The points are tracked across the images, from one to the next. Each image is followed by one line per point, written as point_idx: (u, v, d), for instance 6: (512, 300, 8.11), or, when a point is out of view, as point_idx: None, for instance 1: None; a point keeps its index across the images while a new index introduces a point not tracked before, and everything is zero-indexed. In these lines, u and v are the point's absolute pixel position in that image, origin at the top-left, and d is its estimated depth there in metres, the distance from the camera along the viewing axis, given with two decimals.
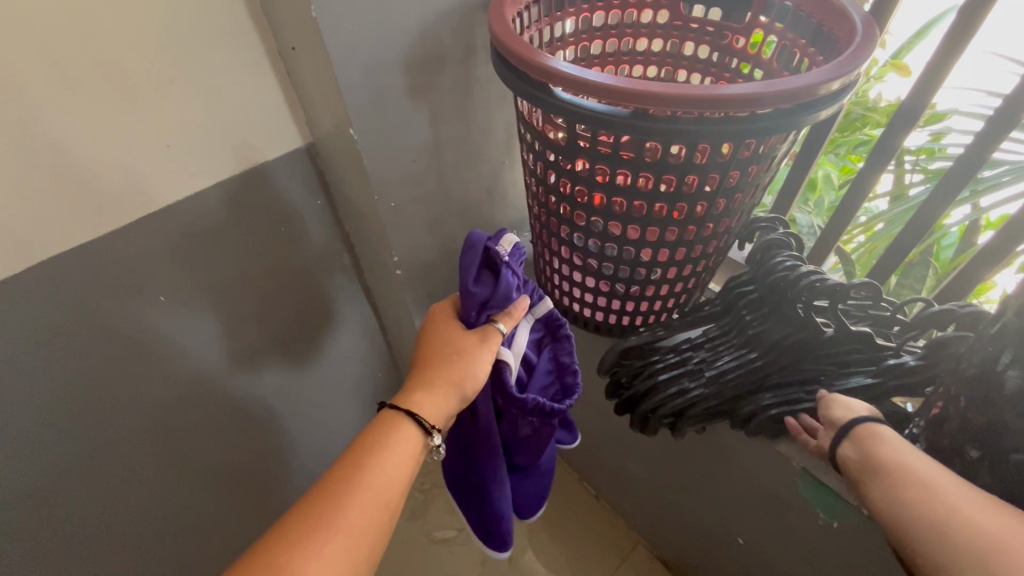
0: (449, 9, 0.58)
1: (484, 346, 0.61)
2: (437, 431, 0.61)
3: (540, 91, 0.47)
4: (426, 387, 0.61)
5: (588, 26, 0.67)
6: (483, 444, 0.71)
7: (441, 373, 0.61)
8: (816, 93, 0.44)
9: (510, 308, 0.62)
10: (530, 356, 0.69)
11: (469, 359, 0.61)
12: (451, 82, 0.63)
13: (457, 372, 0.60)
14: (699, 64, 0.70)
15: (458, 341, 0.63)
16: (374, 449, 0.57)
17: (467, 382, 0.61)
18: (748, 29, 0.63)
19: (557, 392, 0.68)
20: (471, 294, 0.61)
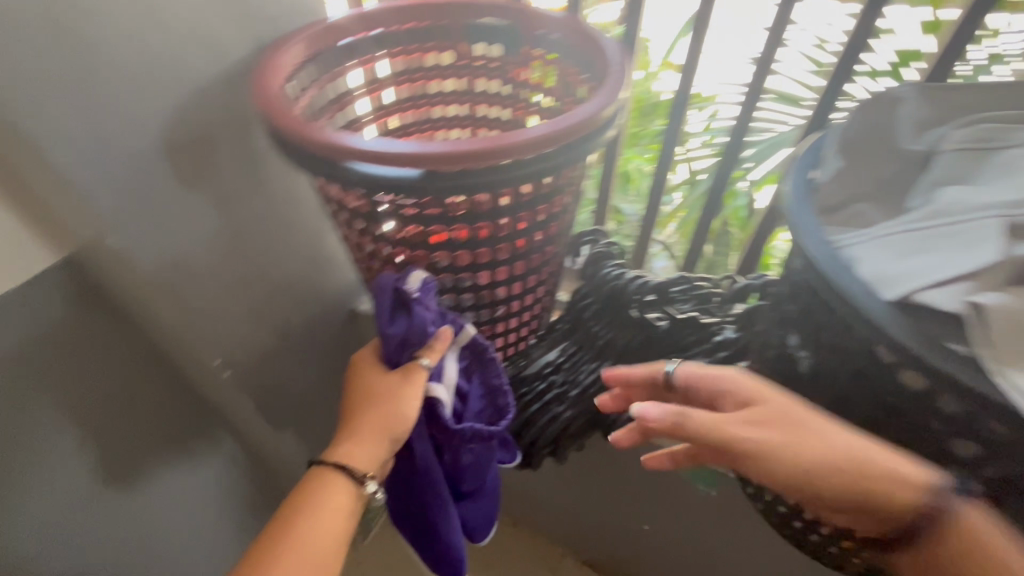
0: (205, 84, 0.52)
1: (409, 383, 0.52)
2: (371, 478, 0.53)
3: (322, 166, 0.44)
4: (352, 436, 0.53)
5: (375, 77, 0.66)
6: (428, 492, 0.58)
7: (364, 420, 0.53)
8: (590, 124, 0.46)
9: (433, 341, 0.53)
10: (460, 383, 0.58)
11: (391, 399, 0.52)
12: (232, 159, 0.57)
13: (381, 416, 0.52)
14: (495, 98, 0.71)
15: (381, 379, 0.54)
16: (298, 522, 0.51)
17: (393, 427, 0.52)
18: (528, 61, 0.66)
19: (493, 415, 0.59)
20: (387, 335, 0.53)
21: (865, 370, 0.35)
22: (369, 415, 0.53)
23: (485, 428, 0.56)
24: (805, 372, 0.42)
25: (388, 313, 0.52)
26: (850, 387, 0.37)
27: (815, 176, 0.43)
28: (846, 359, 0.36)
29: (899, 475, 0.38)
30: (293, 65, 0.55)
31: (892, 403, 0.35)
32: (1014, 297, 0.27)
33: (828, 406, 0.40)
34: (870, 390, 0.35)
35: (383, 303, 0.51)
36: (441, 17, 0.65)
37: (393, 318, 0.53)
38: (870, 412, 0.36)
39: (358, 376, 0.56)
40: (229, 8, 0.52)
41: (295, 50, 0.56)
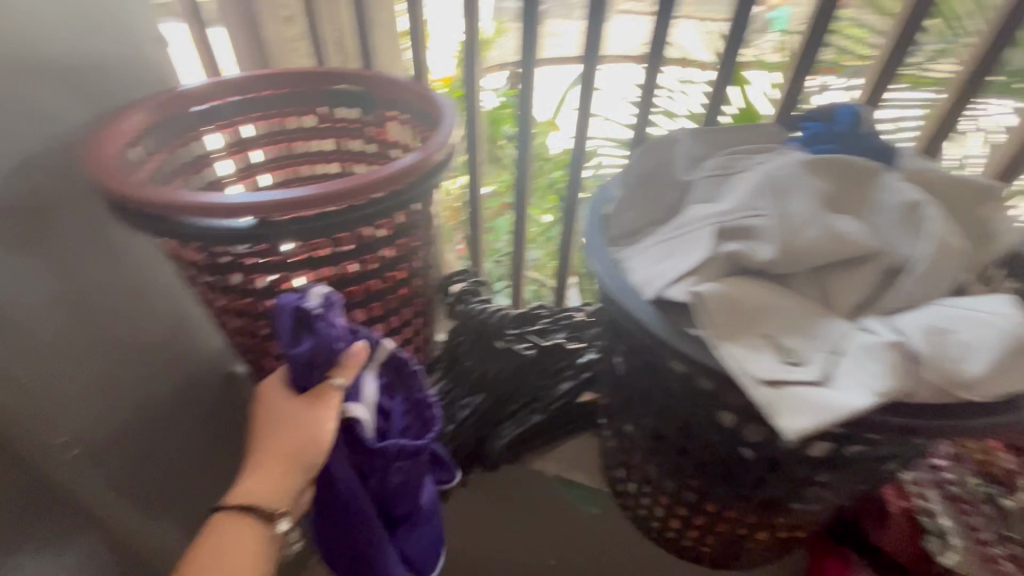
0: (34, 153, 0.52)
1: (320, 402, 0.48)
2: (283, 516, 0.49)
3: (154, 222, 0.45)
4: (261, 470, 0.49)
5: (237, 140, 0.70)
6: (356, 522, 0.52)
7: (275, 446, 0.49)
8: (419, 169, 0.51)
9: (343, 359, 0.49)
10: (382, 402, 0.56)
11: (300, 425, 0.48)
12: (70, 225, 0.56)
13: (294, 440, 0.48)
14: (360, 156, 0.75)
15: (288, 406, 0.49)
16: (202, 570, 0.46)
17: (305, 454, 0.48)
18: (383, 122, 0.71)
19: (419, 429, 0.57)
20: (292, 358, 0.47)
21: (654, 364, 0.40)
22: (280, 440, 0.49)
23: (411, 441, 0.54)
24: (622, 375, 0.47)
25: (291, 336, 0.48)
26: (649, 381, 0.42)
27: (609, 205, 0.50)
28: (641, 356, 0.42)
29: (701, 454, 0.43)
30: (135, 131, 0.57)
31: (676, 389, 0.40)
32: (721, 286, 0.33)
33: (640, 402, 0.45)
34: (660, 380, 0.41)
35: (284, 327, 0.47)
36: (298, 83, 0.69)
37: (297, 340, 0.48)
38: (666, 401, 0.42)
39: (264, 405, 0.51)
40: (60, 80, 0.53)
41: (139, 116, 0.58)
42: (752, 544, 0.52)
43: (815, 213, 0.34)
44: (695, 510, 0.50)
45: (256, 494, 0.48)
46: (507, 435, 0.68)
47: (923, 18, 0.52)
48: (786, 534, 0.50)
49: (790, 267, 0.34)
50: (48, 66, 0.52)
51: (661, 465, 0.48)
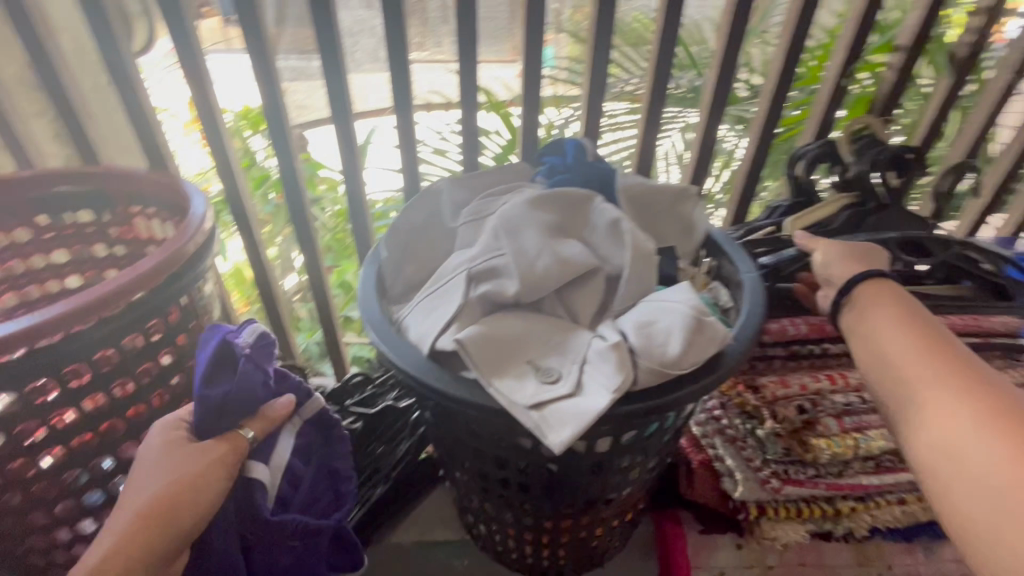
0: None
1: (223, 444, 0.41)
2: None
3: None
4: (117, 530, 0.36)
5: None
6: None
7: (152, 499, 0.37)
8: (167, 269, 0.46)
9: (268, 408, 0.44)
10: (294, 467, 0.47)
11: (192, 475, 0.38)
12: None
13: (182, 490, 0.38)
14: (106, 261, 0.65)
15: (178, 452, 0.39)
16: None
17: (186, 510, 0.37)
18: (125, 219, 0.62)
19: (327, 506, 0.49)
20: (202, 398, 0.40)
21: (454, 412, 0.41)
22: (162, 492, 0.37)
23: (314, 522, 0.46)
24: (435, 427, 0.47)
25: (205, 372, 0.41)
26: (456, 426, 0.43)
27: (384, 265, 0.50)
28: (440, 408, 0.42)
29: (521, 479, 0.45)
30: None
31: (479, 428, 0.41)
32: (478, 328, 0.36)
33: (457, 447, 0.46)
34: (464, 423, 0.41)
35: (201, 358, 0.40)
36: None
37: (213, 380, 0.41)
38: (477, 440, 0.43)
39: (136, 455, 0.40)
40: None
41: None
42: (598, 541, 0.55)
43: (544, 244, 0.39)
44: (539, 531, 0.52)
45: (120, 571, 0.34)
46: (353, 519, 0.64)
47: (610, 51, 0.63)
48: (619, 521, 0.54)
49: (534, 294, 0.38)
50: None
51: (497, 501, 0.49)
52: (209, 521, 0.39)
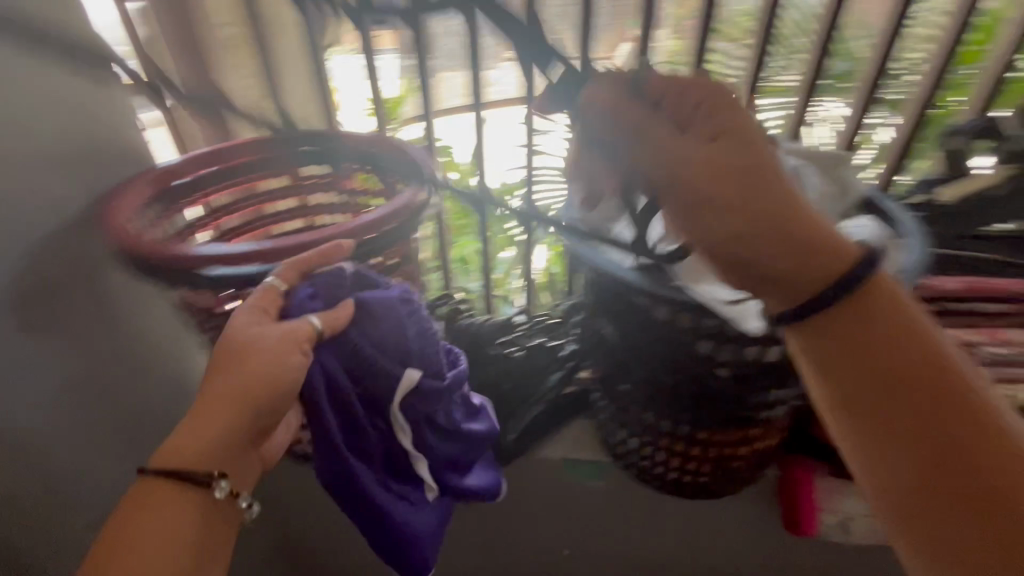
0: (48, 240, 0.55)
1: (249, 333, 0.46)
2: (221, 477, 0.44)
3: (190, 277, 0.51)
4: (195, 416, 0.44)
5: (209, 211, 0.74)
6: (353, 488, 0.54)
7: (241, 380, 0.44)
8: (417, 202, 0.59)
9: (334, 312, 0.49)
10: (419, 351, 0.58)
11: (281, 355, 0.45)
12: (84, 306, 0.59)
13: (221, 388, 0.44)
14: (329, 210, 0.81)
15: (271, 336, 0.46)
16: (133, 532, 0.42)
17: (263, 391, 0.45)
18: (353, 176, 0.77)
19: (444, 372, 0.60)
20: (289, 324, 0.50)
21: (647, 320, 0.51)
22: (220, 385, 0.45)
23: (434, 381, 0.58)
24: (614, 342, 0.57)
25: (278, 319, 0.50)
26: (643, 335, 0.52)
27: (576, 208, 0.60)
28: (635, 319, 0.52)
29: (696, 387, 0.53)
30: (139, 203, 0.61)
31: (668, 332, 0.50)
32: (681, 247, 0.46)
33: (636, 358, 0.56)
34: (654, 329, 0.51)
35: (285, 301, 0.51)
36: (266, 151, 0.75)
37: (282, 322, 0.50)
38: (664, 345, 0.52)
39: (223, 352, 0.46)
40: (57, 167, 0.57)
41: (141, 189, 0.62)
42: (737, 463, 0.63)
43: None
44: (689, 442, 0.61)
45: (187, 469, 0.43)
46: (512, 429, 0.77)
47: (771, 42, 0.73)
48: (759, 447, 0.61)
49: None
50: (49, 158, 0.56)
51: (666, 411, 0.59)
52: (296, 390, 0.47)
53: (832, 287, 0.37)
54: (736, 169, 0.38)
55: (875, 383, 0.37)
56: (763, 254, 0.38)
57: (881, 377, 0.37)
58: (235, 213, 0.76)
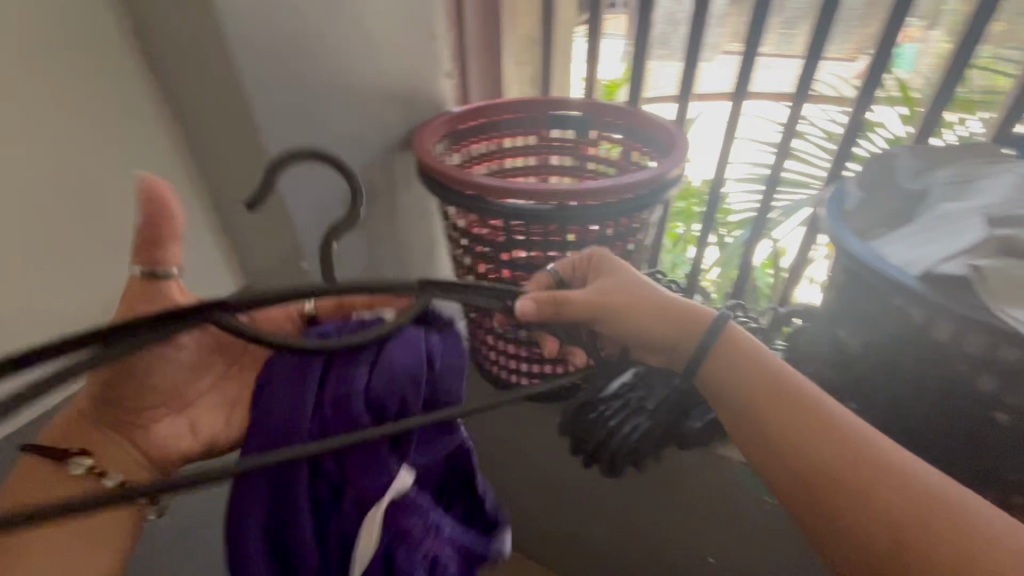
0: (376, 153, 0.69)
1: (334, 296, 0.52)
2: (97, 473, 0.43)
3: (478, 201, 0.62)
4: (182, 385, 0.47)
5: (474, 154, 0.84)
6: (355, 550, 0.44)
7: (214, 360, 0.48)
8: (667, 177, 0.64)
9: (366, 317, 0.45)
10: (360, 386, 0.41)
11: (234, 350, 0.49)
12: (382, 211, 0.73)
13: (141, 366, 0.45)
14: (565, 171, 0.89)
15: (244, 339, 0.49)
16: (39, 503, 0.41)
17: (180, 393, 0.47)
18: (597, 142, 0.86)
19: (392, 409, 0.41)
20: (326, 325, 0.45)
21: (922, 336, 0.47)
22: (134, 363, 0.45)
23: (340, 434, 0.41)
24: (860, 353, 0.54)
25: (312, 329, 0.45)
26: (906, 350, 0.49)
27: (848, 207, 0.56)
28: (900, 332, 0.49)
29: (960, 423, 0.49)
30: (441, 135, 0.74)
31: (946, 354, 0.46)
32: (1001, 263, 0.41)
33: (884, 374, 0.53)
34: (928, 347, 0.47)
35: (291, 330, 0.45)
36: (530, 110, 0.84)
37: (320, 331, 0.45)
38: (935, 367, 0.48)
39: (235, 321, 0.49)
40: (396, 97, 0.70)
41: (439, 124, 0.73)
42: None
43: None
44: None
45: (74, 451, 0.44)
46: (703, 418, 0.76)
47: None
48: None
49: None
50: (395, 90, 0.69)
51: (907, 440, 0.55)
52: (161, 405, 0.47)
53: (840, 464, 0.44)
54: (782, 410, 0.46)
55: (884, 550, 0.42)
56: (780, 466, 0.46)
57: (887, 545, 0.42)
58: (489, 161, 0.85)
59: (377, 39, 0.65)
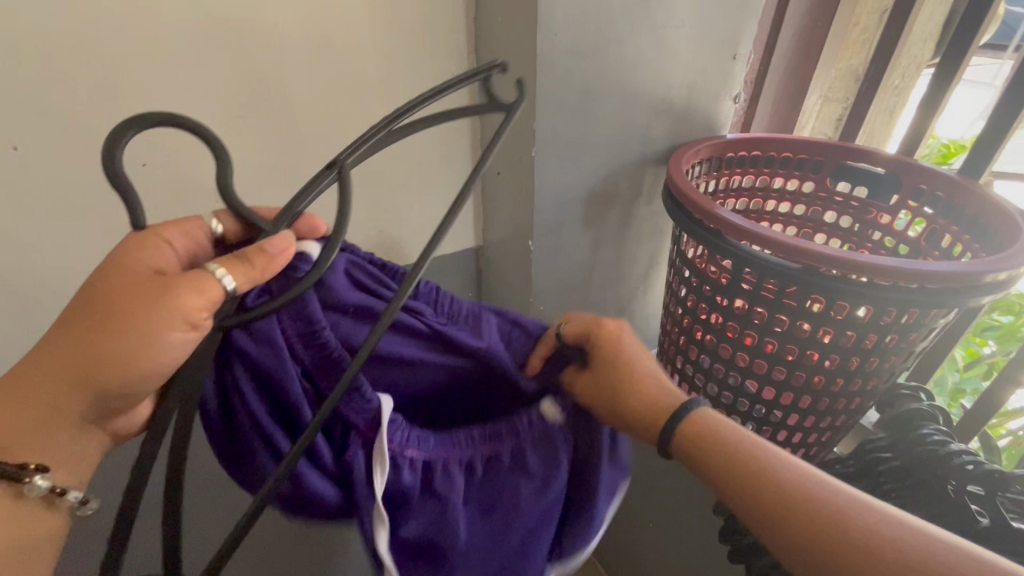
0: (628, 162, 0.70)
1: (115, 255, 0.36)
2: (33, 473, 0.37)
3: (712, 235, 0.57)
4: (17, 426, 0.36)
5: (735, 186, 0.76)
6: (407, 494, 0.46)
7: (50, 381, 0.36)
8: (979, 278, 0.49)
9: (261, 269, 0.35)
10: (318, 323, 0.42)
11: (59, 367, 0.36)
12: (615, 218, 0.74)
13: (71, 341, 0.35)
14: (840, 232, 0.75)
15: (78, 337, 0.35)
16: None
17: (144, 362, 0.36)
18: (896, 209, 0.70)
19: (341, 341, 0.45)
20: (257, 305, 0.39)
21: None
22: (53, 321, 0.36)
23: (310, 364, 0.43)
24: None
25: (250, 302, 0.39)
26: None
27: None
28: None
29: None
30: (701, 157, 0.70)
31: None
32: None
33: None
34: None
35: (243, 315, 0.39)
36: (818, 153, 0.73)
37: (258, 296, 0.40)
38: None
39: (63, 340, 0.35)
40: (668, 112, 0.69)
41: (703, 148, 0.70)
42: None
43: None
44: None
45: (21, 438, 0.36)
46: None
47: None
48: None
49: None
50: (669, 105, 0.68)
51: None
52: (98, 391, 0.37)
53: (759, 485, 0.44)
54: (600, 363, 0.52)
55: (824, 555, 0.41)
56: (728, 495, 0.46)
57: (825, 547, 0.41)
58: (747, 198, 0.77)
59: (673, 52, 0.64)
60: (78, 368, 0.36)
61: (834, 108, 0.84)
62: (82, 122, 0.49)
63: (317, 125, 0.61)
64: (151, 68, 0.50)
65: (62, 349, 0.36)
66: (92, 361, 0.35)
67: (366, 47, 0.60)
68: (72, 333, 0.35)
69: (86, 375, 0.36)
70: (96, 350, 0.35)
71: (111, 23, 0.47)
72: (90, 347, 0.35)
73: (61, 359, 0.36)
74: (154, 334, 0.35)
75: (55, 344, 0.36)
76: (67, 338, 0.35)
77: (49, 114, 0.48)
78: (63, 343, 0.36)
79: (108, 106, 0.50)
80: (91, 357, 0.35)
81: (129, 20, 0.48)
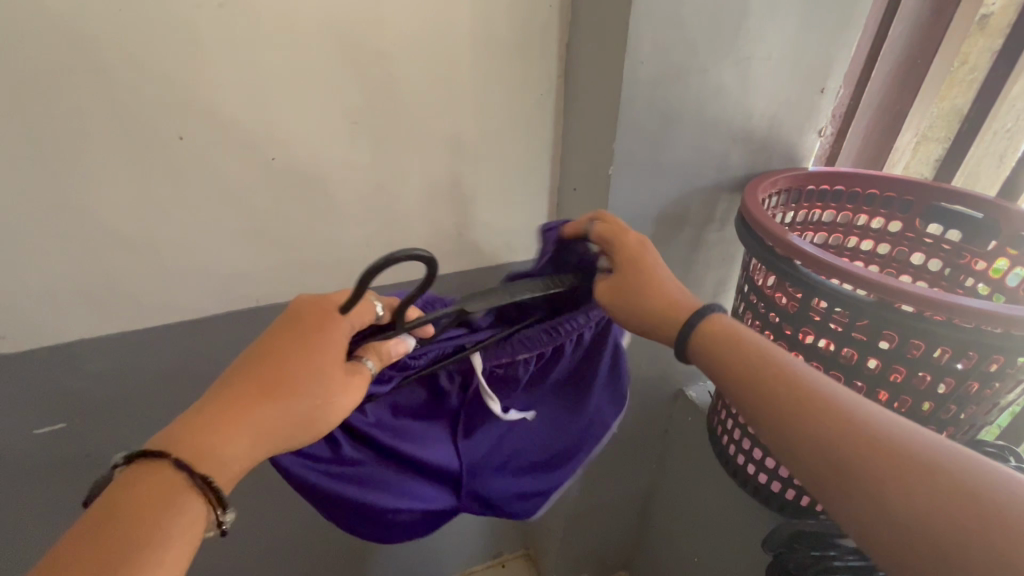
0: (703, 187, 0.71)
1: (319, 324, 0.46)
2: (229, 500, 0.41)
3: (781, 262, 0.58)
4: (219, 452, 0.40)
5: (813, 219, 0.75)
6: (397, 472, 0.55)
7: (258, 418, 0.42)
8: None
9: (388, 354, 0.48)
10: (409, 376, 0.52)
11: (269, 408, 0.43)
12: (686, 240, 0.75)
13: (284, 385, 0.43)
14: (927, 274, 0.72)
15: (290, 389, 0.43)
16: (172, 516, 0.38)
17: (330, 415, 0.45)
18: (993, 256, 0.66)
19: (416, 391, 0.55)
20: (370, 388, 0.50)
21: None
22: (244, 366, 0.45)
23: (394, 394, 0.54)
24: None
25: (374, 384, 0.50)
26: None
27: None
28: None
29: None
30: (779, 188, 0.70)
31: None
32: None
33: None
34: None
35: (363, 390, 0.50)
36: (907, 192, 0.71)
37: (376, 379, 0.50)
38: None
39: (273, 386, 0.43)
40: (748, 140, 0.70)
41: (782, 179, 0.70)
42: None
43: None
44: None
45: (207, 445, 0.40)
46: None
47: None
48: None
49: None
50: (750, 133, 0.69)
51: None
52: (283, 436, 0.44)
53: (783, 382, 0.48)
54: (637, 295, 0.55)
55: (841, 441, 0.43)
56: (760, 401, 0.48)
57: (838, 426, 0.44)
58: (825, 232, 0.75)
59: (758, 82, 0.66)
60: (281, 408, 0.43)
61: (932, 147, 0.80)
62: (230, 121, 0.59)
63: (416, 133, 0.68)
64: (287, 76, 0.59)
65: (275, 389, 0.43)
66: (296, 408, 0.43)
67: (465, 66, 0.66)
68: (284, 378, 0.44)
69: (284, 420, 0.43)
70: (300, 398, 0.43)
71: (262, 41, 0.57)
72: (302, 397, 0.44)
73: (273, 399, 0.43)
74: (341, 402, 0.45)
75: (267, 386, 0.43)
76: (280, 382, 0.44)
77: (207, 112, 0.58)
78: (277, 386, 0.43)
79: (252, 106, 0.59)
80: (300, 404, 0.44)
81: (274, 36, 0.57)
